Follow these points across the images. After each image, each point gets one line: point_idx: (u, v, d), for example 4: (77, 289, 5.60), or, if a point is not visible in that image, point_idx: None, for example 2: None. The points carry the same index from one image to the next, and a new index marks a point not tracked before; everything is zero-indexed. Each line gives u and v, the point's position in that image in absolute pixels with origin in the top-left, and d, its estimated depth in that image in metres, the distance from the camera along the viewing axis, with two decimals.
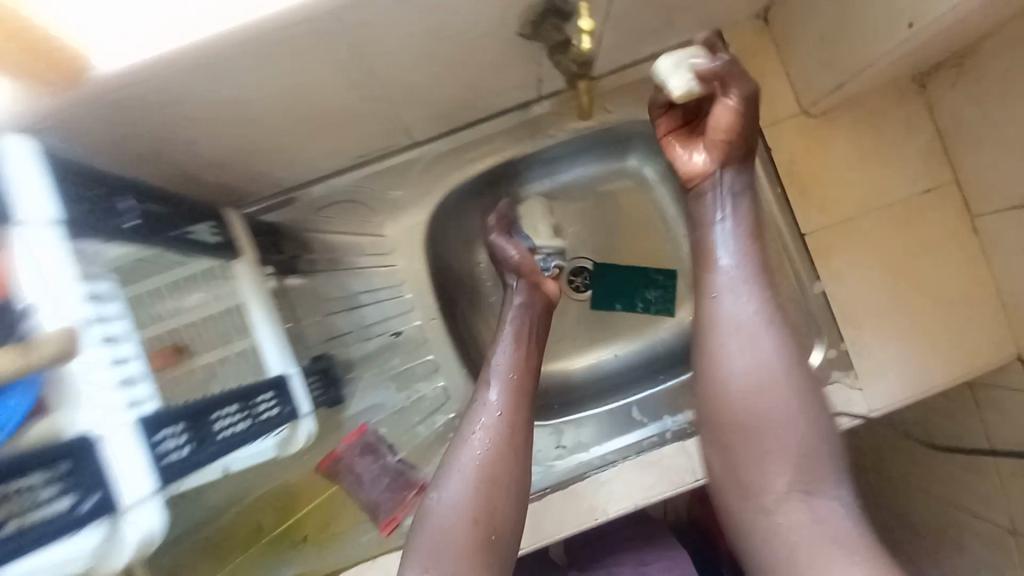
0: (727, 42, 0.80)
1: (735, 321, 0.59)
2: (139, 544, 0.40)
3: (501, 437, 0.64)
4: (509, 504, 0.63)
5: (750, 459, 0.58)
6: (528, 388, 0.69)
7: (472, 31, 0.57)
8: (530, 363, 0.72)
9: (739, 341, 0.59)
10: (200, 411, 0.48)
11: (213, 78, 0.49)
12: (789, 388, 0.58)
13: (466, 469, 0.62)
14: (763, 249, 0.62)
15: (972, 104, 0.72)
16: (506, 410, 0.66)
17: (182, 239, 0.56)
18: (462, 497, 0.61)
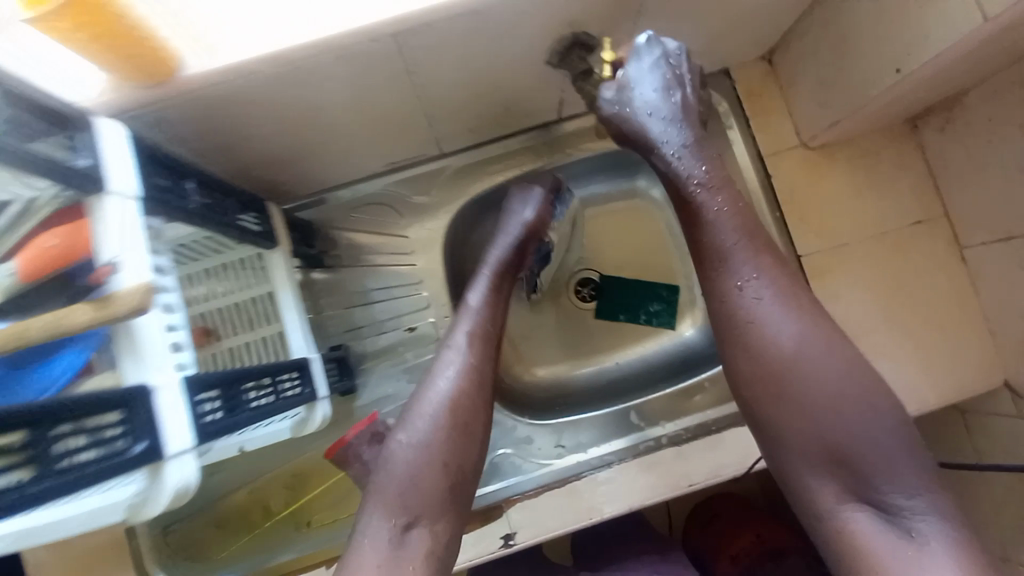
0: (734, 79, 0.87)
1: (758, 315, 0.59)
2: (176, 490, 0.44)
3: (467, 383, 0.65)
4: (471, 453, 0.63)
5: (797, 463, 0.56)
6: (496, 333, 0.70)
7: (507, 57, 0.64)
8: (496, 313, 0.72)
9: (764, 337, 0.58)
10: (233, 379, 0.53)
11: (278, 86, 0.56)
12: (815, 376, 0.56)
13: (429, 418, 0.62)
14: (743, 240, 0.61)
15: (961, 144, 0.77)
16: (475, 359, 0.67)
17: (233, 225, 0.62)
18: (427, 442, 0.61)
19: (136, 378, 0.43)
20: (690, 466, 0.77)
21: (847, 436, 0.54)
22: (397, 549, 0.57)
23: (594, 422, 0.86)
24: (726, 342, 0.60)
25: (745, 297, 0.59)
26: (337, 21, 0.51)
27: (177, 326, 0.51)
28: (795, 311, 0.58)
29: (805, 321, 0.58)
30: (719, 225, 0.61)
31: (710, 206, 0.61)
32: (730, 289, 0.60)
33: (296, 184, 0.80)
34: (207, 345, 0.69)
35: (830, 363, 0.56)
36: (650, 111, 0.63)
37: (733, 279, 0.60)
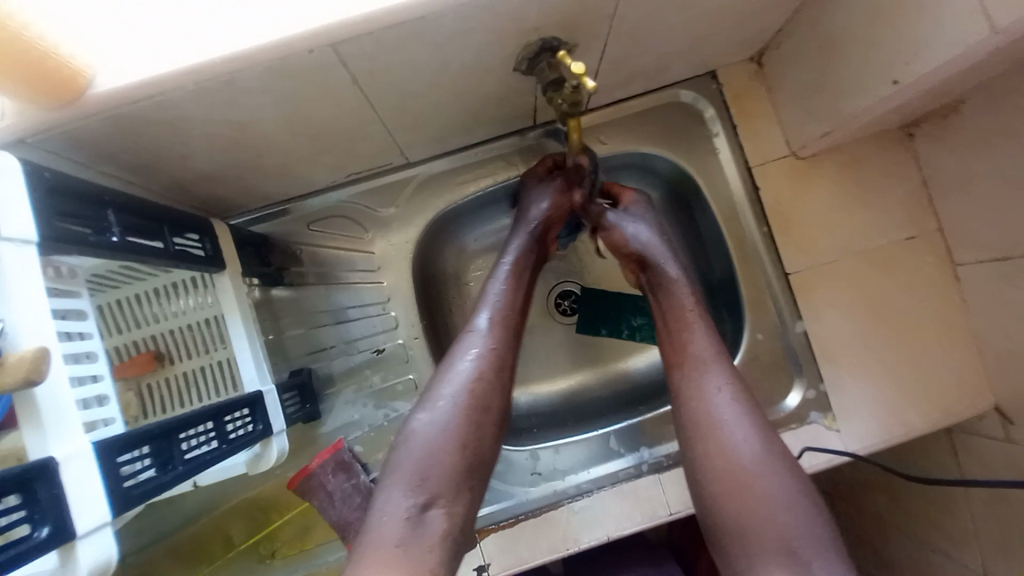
0: (720, 83, 0.82)
1: (716, 416, 0.61)
2: (92, 570, 0.40)
3: (493, 362, 0.62)
4: (490, 434, 0.59)
5: (736, 533, 0.56)
6: (520, 314, 0.67)
7: (469, 65, 0.58)
8: (525, 284, 0.70)
9: (718, 434, 0.60)
10: (169, 431, 0.48)
11: (203, 100, 0.50)
12: (761, 482, 0.57)
13: (456, 395, 0.59)
14: (717, 352, 0.66)
15: (957, 156, 0.72)
16: (498, 341, 0.63)
17: (168, 253, 0.57)
18: (450, 420, 0.58)
19: (38, 452, 0.38)
20: (669, 493, 0.75)
21: (780, 511, 0.55)
22: (413, 533, 0.51)
23: (575, 447, 0.81)
24: (685, 429, 0.63)
25: (709, 394, 0.63)
26: (263, 31, 0.45)
27: (100, 375, 0.47)
28: (768, 466, 0.58)
29: (760, 431, 0.60)
30: (695, 332, 0.67)
31: (691, 321, 0.68)
32: (698, 385, 0.64)
33: (249, 197, 0.74)
34: (158, 370, 0.68)
35: (779, 461, 0.58)
36: (648, 244, 0.72)
37: (700, 383, 0.64)
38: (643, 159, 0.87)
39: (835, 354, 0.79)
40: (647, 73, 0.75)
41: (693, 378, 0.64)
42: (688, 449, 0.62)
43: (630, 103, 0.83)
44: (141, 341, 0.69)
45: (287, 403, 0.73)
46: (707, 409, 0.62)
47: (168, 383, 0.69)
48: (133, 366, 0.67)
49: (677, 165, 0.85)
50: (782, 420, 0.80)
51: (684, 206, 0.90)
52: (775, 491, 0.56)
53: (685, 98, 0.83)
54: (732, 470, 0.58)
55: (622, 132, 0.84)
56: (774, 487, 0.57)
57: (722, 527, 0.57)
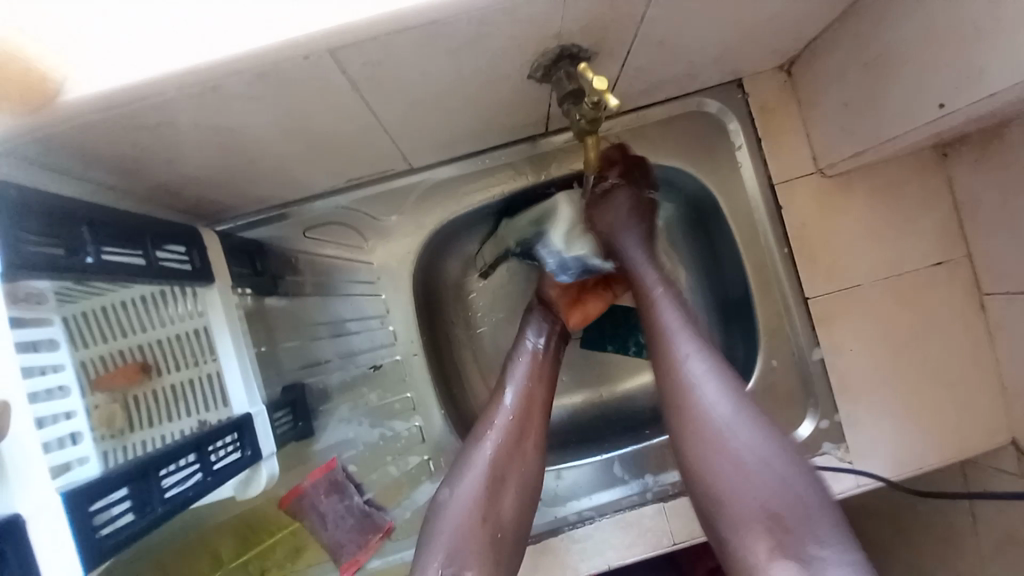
0: (747, 93, 0.77)
1: (700, 389, 0.60)
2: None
3: (512, 441, 0.63)
4: (529, 467, 0.63)
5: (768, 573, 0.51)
6: (541, 414, 0.67)
7: (483, 71, 0.53)
8: (543, 391, 0.69)
9: (700, 411, 0.59)
10: (146, 471, 0.45)
11: (184, 105, 0.45)
12: (747, 462, 0.55)
13: (478, 471, 0.61)
14: (685, 321, 0.65)
15: (995, 182, 0.68)
16: (518, 421, 0.65)
17: (151, 269, 0.52)
18: (472, 495, 0.60)
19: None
20: (675, 524, 0.73)
21: (765, 493, 0.54)
22: None
23: (579, 470, 0.78)
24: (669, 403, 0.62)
25: (688, 367, 0.61)
26: (255, 35, 0.41)
27: (74, 411, 0.45)
28: (772, 450, 0.55)
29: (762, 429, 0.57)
30: (663, 309, 0.66)
31: (662, 305, 0.67)
32: (676, 365, 0.62)
33: (241, 201, 0.69)
34: (145, 382, 0.59)
35: (769, 435, 0.56)
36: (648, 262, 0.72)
37: (676, 354, 0.63)
38: (662, 171, 0.82)
39: (852, 383, 0.75)
40: (671, 81, 0.70)
41: (669, 370, 0.63)
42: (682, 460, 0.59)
43: (650, 112, 0.78)
44: (125, 350, 0.59)
45: (278, 423, 0.69)
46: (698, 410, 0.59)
47: (152, 400, 0.60)
48: (117, 377, 0.57)
49: (696, 180, 0.81)
50: (792, 450, 0.77)
51: (700, 221, 0.86)
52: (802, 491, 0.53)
53: (710, 108, 0.78)
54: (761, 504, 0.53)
55: (641, 143, 0.79)
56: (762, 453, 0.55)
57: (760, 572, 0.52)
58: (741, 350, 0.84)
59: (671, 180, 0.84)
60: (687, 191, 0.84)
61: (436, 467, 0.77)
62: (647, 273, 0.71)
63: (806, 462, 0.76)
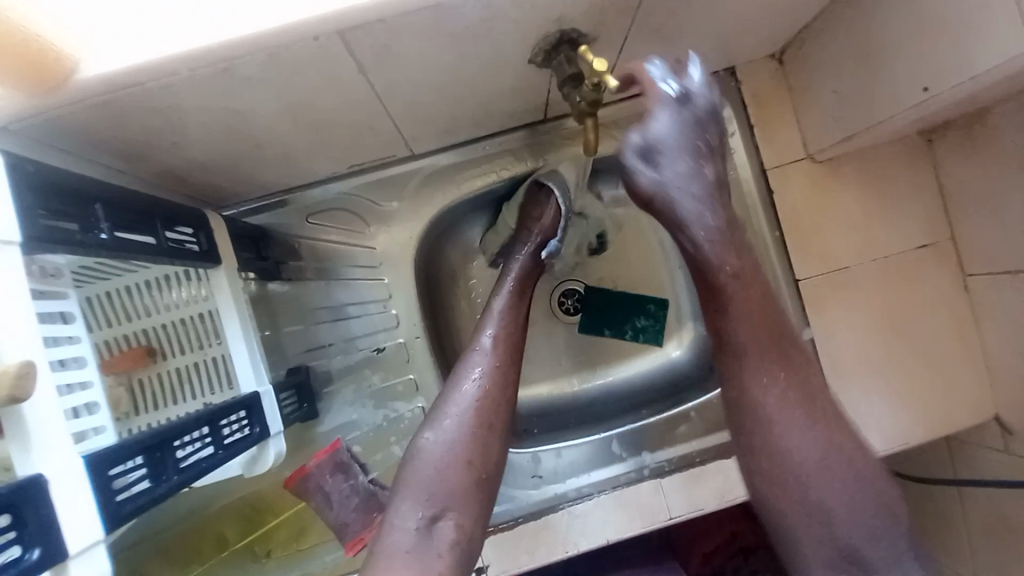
0: (740, 80, 0.79)
1: (770, 417, 0.57)
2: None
3: (496, 380, 0.64)
4: (506, 405, 0.64)
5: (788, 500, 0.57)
6: (516, 351, 0.68)
7: (486, 56, 0.55)
8: (520, 327, 0.70)
9: (781, 444, 0.56)
10: (162, 441, 0.46)
11: (195, 86, 0.46)
12: (818, 490, 0.55)
13: (463, 412, 0.61)
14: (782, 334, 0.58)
15: (978, 166, 0.70)
16: (500, 361, 0.66)
17: (161, 249, 0.54)
18: (457, 438, 0.60)
19: (23, 467, 0.37)
20: (671, 500, 0.75)
21: (837, 509, 0.55)
22: (422, 542, 0.54)
23: (577, 450, 0.82)
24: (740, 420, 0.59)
25: (756, 389, 0.57)
26: (266, 15, 0.42)
27: (89, 382, 0.46)
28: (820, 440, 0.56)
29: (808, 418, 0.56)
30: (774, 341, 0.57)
31: (734, 317, 0.57)
32: (765, 418, 0.57)
33: (246, 187, 0.71)
34: (149, 367, 0.61)
35: (837, 462, 0.55)
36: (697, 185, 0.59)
37: (747, 373, 0.57)
38: None
39: (843, 363, 0.78)
40: None
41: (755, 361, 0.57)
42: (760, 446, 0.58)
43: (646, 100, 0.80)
44: (132, 335, 0.60)
45: (284, 403, 0.71)
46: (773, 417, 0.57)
47: (156, 384, 0.61)
48: (122, 361, 0.59)
49: None
50: None
51: None
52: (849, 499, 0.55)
53: None
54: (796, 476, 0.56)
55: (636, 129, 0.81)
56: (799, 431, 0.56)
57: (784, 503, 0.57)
58: None
59: None
60: None
61: None
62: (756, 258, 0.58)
63: None
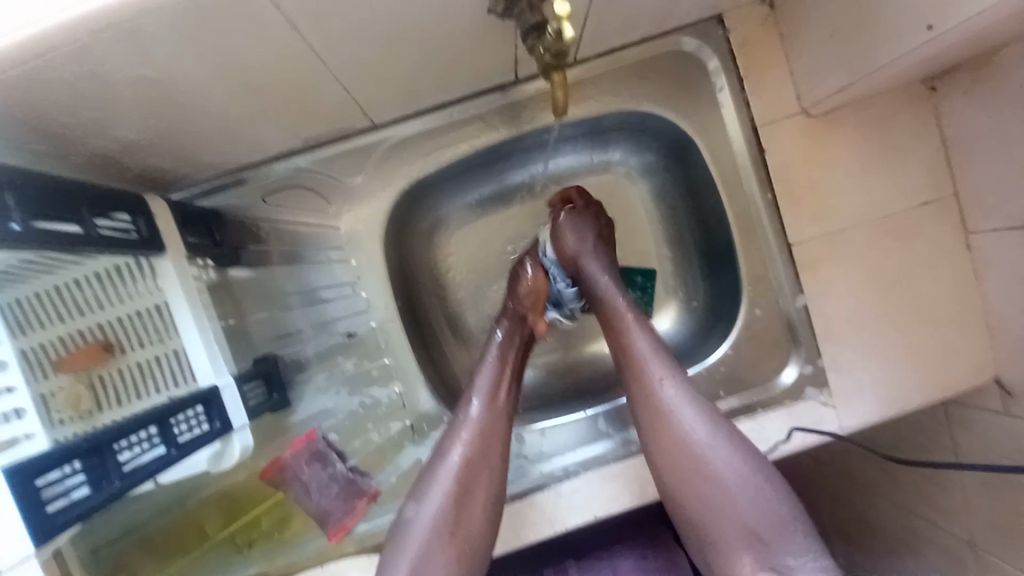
0: (727, 28, 0.72)
1: (691, 439, 0.58)
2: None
3: (466, 485, 0.61)
4: (485, 508, 0.61)
5: (698, 492, 0.57)
6: (501, 444, 0.64)
7: (433, 5, 0.49)
8: (506, 406, 0.66)
9: (688, 474, 0.58)
10: (100, 444, 0.43)
11: (101, 49, 0.41)
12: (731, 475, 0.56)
13: (425, 537, 0.58)
14: (658, 346, 0.63)
15: (985, 113, 0.65)
16: (473, 464, 0.62)
17: (91, 238, 0.49)
18: (427, 557, 0.58)
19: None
20: None
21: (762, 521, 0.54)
22: None
23: (563, 429, 0.79)
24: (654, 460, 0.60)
25: (661, 391, 0.60)
26: None
27: (16, 386, 0.43)
28: (735, 444, 0.58)
29: (731, 434, 0.58)
30: (634, 336, 0.64)
31: (633, 334, 0.64)
32: (655, 399, 0.61)
33: (192, 167, 0.65)
34: (109, 362, 0.57)
35: (755, 468, 0.57)
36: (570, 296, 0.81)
37: (650, 379, 0.61)
38: (638, 116, 0.79)
39: (837, 331, 0.74)
40: (646, 14, 0.65)
41: (658, 416, 0.60)
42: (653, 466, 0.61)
43: (629, 52, 0.73)
44: (85, 330, 0.56)
45: (250, 395, 0.67)
46: (687, 454, 0.58)
47: (120, 378, 0.57)
48: (79, 358, 0.55)
49: (671, 123, 0.78)
50: (776, 399, 0.77)
51: (681, 168, 0.83)
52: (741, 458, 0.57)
53: (687, 47, 0.74)
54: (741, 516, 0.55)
55: (615, 86, 0.76)
56: (715, 443, 0.58)
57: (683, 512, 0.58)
58: (726, 301, 0.83)
59: (648, 129, 0.82)
60: (664, 136, 0.82)
61: (420, 432, 0.77)
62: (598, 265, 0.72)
63: (791, 410, 0.75)
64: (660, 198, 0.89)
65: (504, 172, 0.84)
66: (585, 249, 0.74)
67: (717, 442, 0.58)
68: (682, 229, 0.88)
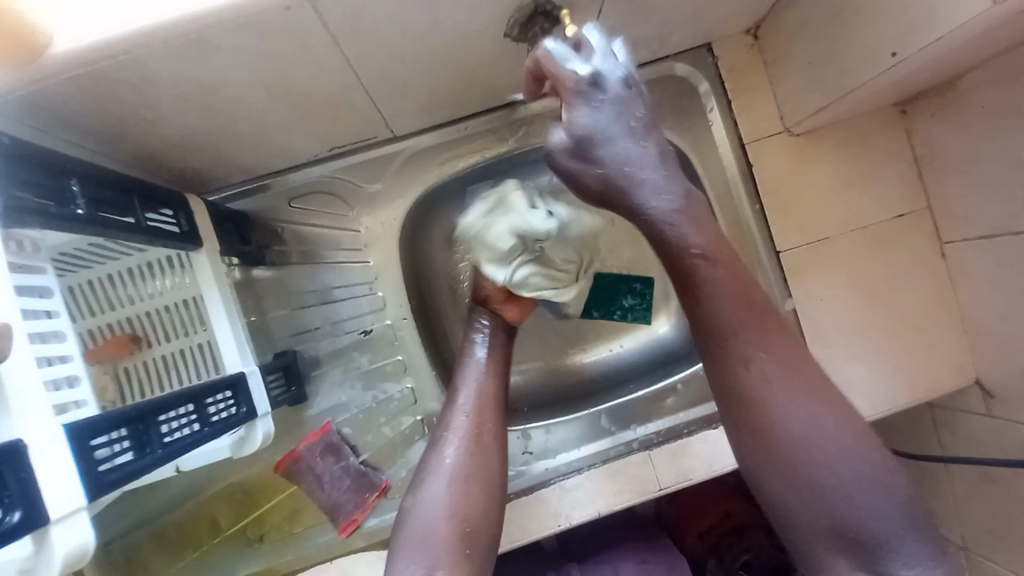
0: (716, 56, 0.80)
1: (796, 440, 0.52)
2: (68, 558, 0.40)
3: (474, 437, 0.66)
4: (491, 458, 0.65)
5: (810, 470, 0.51)
6: (499, 405, 0.70)
7: (459, 27, 0.55)
8: (494, 402, 0.70)
9: (776, 427, 0.53)
10: (146, 414, 0.47)
11: (167, 56, 0.46)
12: (832, 469, 0.51)
13: (444, 471, 0.63)
14: (750, 312, 0.55)
15: (950, 133, 0.72)
16: (479, 416, 0.68)
17: (140, 228, 0.54)
18: (444, 494, 0.61)
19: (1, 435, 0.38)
20: (661, 469, 0.75)
21: (864, 510, 0.50)
22: None
23: (566, 428, 0.84)
24: (726, 404, 0.56)
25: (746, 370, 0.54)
26: None
27: (68, 356, 0.46)
28: (821, 416, 0.52)
29: (812, 395, 0.53)
30: (720, 296, 0.55)
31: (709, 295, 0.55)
32: (735, 358, 0.55)
33: (227, 171, 0.71)
34: (135, 353, 0.63)
35: (855, 455, 0.51)
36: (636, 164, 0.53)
37: (735, 357, 0.55)
38: None
39: (824, 333, 0.79)
40: (643, 41, 0.72)
41: (723, 368, 0.56)
42: (738, 450, 0.56)
43: None
44: (115, 323, 0.63)
45: (272, 385, 0.71)
46: (769, 413, 0.53)
47: (145, 369, 0.63)
48: (108, 348, 0.61)
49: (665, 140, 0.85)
50: None
51: None
52: (849, 466, 0.51)
53: (680, 72, 0.82)
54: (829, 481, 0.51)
55: None
56: (796, 401, 0.53)
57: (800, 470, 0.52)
58: None
59: None
60: None
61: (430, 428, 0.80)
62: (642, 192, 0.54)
63: None
64: None
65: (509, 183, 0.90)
66: (637, 161, 0.53)
67: (793, 395, 0.53)
68: None
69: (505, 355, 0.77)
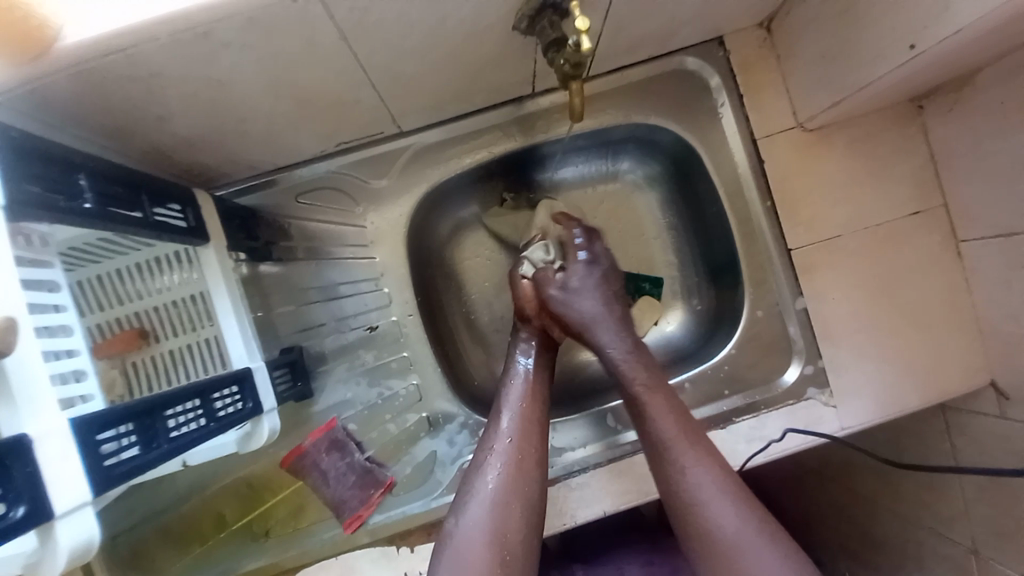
0: (728, 50, 0.78)
1: (706, 510, 0.59)
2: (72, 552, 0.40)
3: (514, 466, 0.63)
4: (531, 484, 0.63)
5: (722, 546, 0.58)
6: (539, 427, 0.67)
7: (470, 20, 0.54)
8: (539, 424, 0.68)
9: (703, 521, 0.59)
10: (153, 408, 0.47)
11: (171, 52, 0.46)
12: (748, 556, 0.56)
13: (481, 498, 0.61)
14: (680, 424, 0.65)
15: (968, 130, 0.70)
16: (522, 444, 0.65)
17: (148, 223, 0.54)
18: (481, 520, 0.59)
19: (12, 429, 0.38)
20: None
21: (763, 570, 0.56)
22: None
23: (573, 426, 0.80)
24: (666, 503, 0.63)
25: (687, 477, 0.61)
26: None
27: (76, 350, 0.46)
28: (738, 505, 0.59)
29: (732, 494, 0.60)
30: (654, 413, 0.66)
31: (654, 408, 0.67)
32: (675, 468, 0.63)
33: (234, 167, 0.71)
34: (143, 348, 0.63)
35: (760, 528, 0.58)
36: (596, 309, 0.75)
37: (676, 462, 0.63)
38: (644, 129, 0.85)
39: (835, 332, 0.77)
40: (653, 35, 0.71)
41: (664, 473, 0.63)
42: (677, 534, 0.62)
43: (633, 72, 0.80)
44: (124, 317, 0.63)
45: (278, 380, 0.71)
46: (694, 508, 0.60)
47: (153, 363, 0.64)
48: (115, 343, 0.62)
49: (674, 133, 0.84)
50: (778, 397, 0.79)
51: (682, 177, 0.89)
52: (751, 538, 0.57)
53: (690, 67, 0.80)
54: (733, 548, 0.57)
55: (624, 99, 0.81)
56: (711, 490, 0.60)
57: (721, 549, 0.58)
58: (728, 304, 0.87)
59: (651, 140, 0.87)
60: (667, 147, 0.87)
61: (435, 426, 0.79)
62: (606, 322, 0.74)
63: (792, 409, 0.78)
64: (666, 207, 0.94)
65: (514, 176, 0.89)
66: (597, 317, 0.74)
67: (711, 485, 0.60)
68: (685, 237, 0.94)
69: (546, 376, 0.74)
